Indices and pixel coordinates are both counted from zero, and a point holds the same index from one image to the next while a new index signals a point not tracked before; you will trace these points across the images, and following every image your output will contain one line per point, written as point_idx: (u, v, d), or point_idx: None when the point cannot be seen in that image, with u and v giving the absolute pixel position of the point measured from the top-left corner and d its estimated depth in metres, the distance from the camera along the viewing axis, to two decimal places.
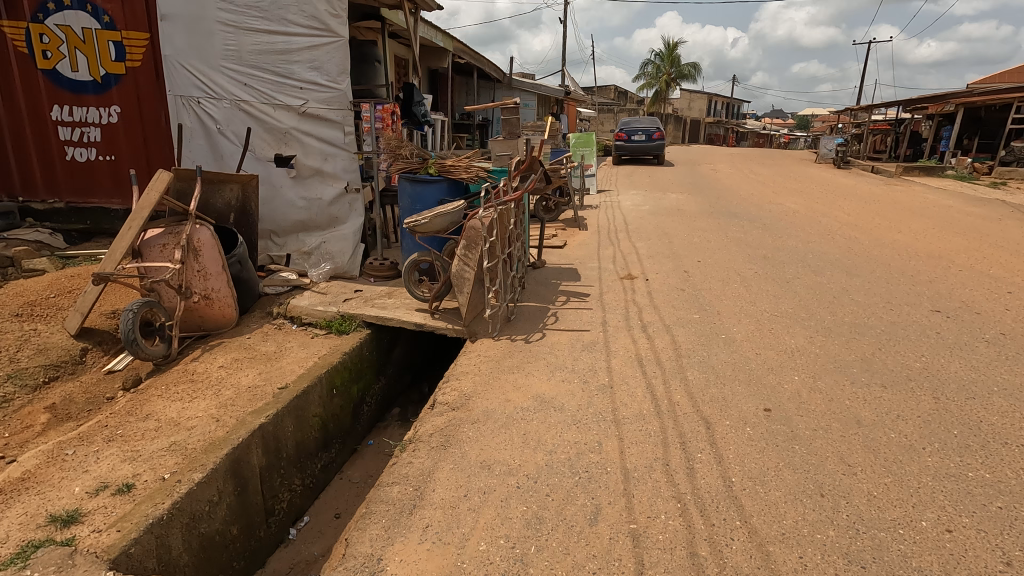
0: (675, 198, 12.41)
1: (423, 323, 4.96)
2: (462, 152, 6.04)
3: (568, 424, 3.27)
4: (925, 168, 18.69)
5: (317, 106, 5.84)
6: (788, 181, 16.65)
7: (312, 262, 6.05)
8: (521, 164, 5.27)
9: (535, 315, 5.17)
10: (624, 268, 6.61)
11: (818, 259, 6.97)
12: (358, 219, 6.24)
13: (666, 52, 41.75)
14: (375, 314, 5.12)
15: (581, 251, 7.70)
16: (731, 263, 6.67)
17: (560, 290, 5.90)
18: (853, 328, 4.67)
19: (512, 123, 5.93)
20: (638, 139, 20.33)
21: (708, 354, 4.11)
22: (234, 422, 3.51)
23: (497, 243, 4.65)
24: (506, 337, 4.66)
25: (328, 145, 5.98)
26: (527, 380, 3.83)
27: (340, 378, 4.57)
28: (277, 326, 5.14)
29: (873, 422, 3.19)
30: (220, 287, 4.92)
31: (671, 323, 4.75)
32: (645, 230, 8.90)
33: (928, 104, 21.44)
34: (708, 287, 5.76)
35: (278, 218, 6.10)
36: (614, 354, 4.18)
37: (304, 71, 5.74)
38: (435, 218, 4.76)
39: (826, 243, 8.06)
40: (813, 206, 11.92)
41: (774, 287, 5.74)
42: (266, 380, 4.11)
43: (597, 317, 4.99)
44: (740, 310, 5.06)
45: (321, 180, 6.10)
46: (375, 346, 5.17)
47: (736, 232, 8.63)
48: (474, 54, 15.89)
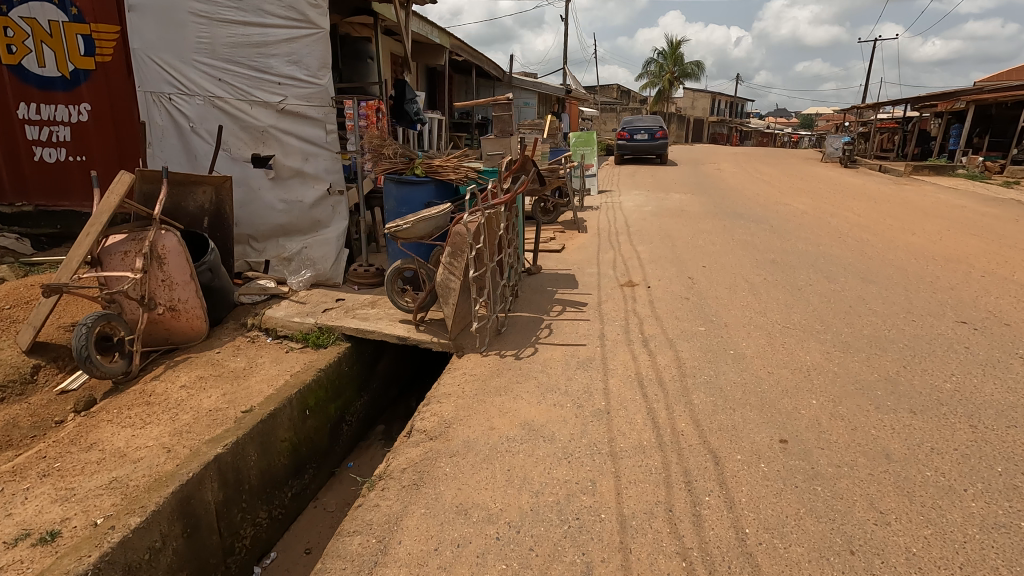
0: (679, 199, 12.03)
1: (406, 337, 4.60)
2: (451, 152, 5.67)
3: (559, 458, 2.90)
4: (935, 167, 18.24)
5: (297, 102, 5.49)
6: (795, 181, 16.22)
7: (293, 269, 5.69)
8: (513, 164, 4.90)
9: (529, 327, 4.79)
10: (625, 274, 6.23)
11: (831, 264, 6.58)
12: (342, 223, 5.89)
13: (670, 50, 41.31)
14: (355, 326, 4.75)
15: (580, 255, 7.32)
16: (738, 269, 6.28)
17: (556, 298, 5.52)
18: (873, 342, 4.29)
19: (504, 120, 5.55)
20: (640, 138, 19.93)
21: (716, 374, 3.73)
22: (186, 453, 3.16)
23: (484, 250, 4.28)
24: (495, 352, 4.29)
25: (309, 144, 5.63)
26: (515, 403, 3.46)
27: (315, 397, 4.20)
28: (250, 339, 4.78)
29: (905, 457, 2.82)
30: (188, 298, 4.57)
31: (674, 337, 4.38)
32: (647, 232, 8.51)
33: (937, 102, 20.97)
34: (715, 295, 5.38)
35: (256, 222, 5.73)
36: (612, 373, 3.81)
37: (282, 65, 5.39)
38: (418, 222, 4.39)
39: (837, 246, 7.67)
40: (822, 207, 11.51)
41: (785, 295, 5.36)
42: (229, 402, 3.75)
43: (594, 329, 4.62)
44: (749, 321, 4.68)
45: (302, 181, 5.73)
46: (356, 360, 4.80)
47: (743, 235, 8.24)
48: (472, 51, 15.52)
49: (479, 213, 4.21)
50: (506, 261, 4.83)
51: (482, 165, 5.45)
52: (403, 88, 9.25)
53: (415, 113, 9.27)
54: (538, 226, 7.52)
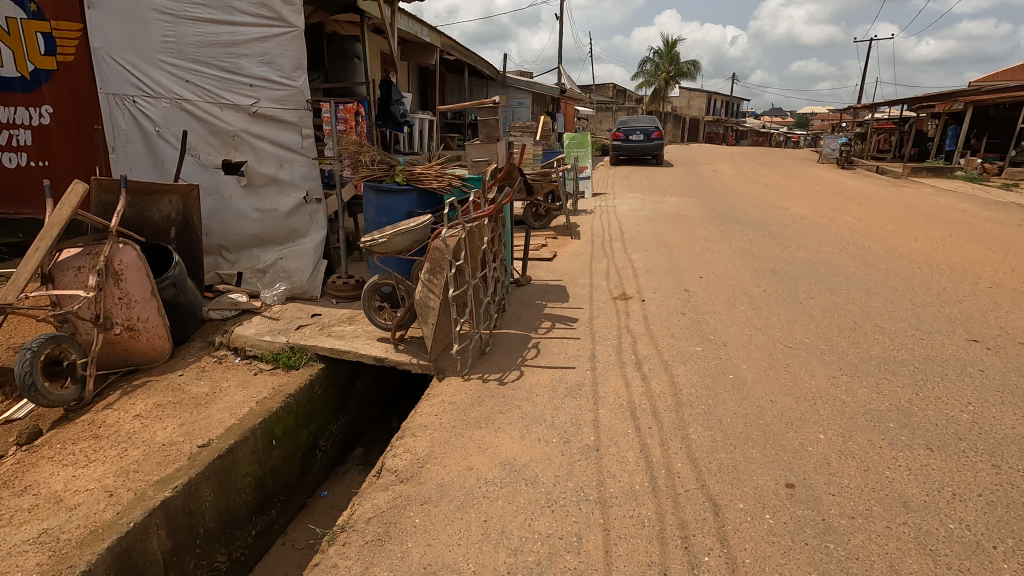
0: (675, 202, 11.76)
1: (383, 357, 4.30)
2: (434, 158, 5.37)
3: (542, 507, 2.61)
4: (933, 168, 18.04)
5: (270, 105, 5.19)
6: (792, 183, 15.98)
7: (267, 281, 5.39)
8: (498, 173, 4.61)
9: (515, 347, 4.51)
10: (619, 286, 5.95)
11: (833, 275, 6.31)
12: (320, 233, 5.59)
13: (665, 49, 41.05)
14: (329, 346, 4.45)
15: (572, 264, 7.03)
16: (736, 280, 6.01)
17: (546, 313, 5.23)
18: (881, 364, 4.02)
19: (490, 125, 5.22)
20: (636, 139, 19.66)
21: (714, 403, 3.45)
22: (130, 498, 2.85)
23: (466, 266, 3.98)
24: (477, 375, 4.00)
25: (284, 150, 5.33)
26: (496, 438, 3.17)
27: (283, 425, 3.88)
28: (217, 360, 4.47)
29: (925, 505, 2.54)
30: (148, 316, 4.26)
31: (670, 358, 4.09)
32: (642, 239, 8.23)
33: (935, 103, 20.77)
34: (712, 310, 5.10)
35: (228, 232, 5.42)
36: (603, 402, 3.52)
37: (254, 65, 5.09)
38: (396, 235, 4.09)
39: (838, 254, 7.41)
40: (820, 211, 11.25)
41: (785, 311, 5.09)
42: (186, 434, 3.44)
43: (585, 349, 4.33)
44: (749, 340, 4.40)
45: (277, 189, 5.43)
46: (332, 381, 4.51)
47: (740, 242, 7.96)
48: (464, 50, 15.21)
49: (458, 229, 3.87)
50: (491, 275, 4.53)
51: (467, 173, 5.14)
52: (390, 89, 8.95)
53: (402, 115, 8.97)
54: (528, 233, 7.23)
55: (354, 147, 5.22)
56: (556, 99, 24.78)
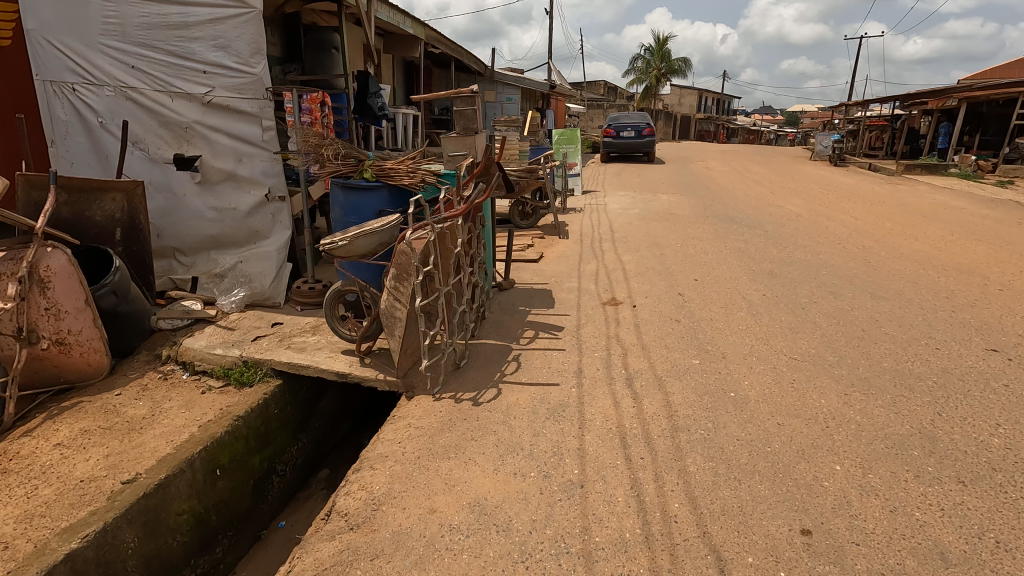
0: (667, 200, 11.40)
1: (347, 373, 3.88)
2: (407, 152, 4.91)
3: (515, 562, 2.20)
4: (927, 166, 17.81)
5: (226, 94, 4.73)
6: (786, 181, 15.68)
7: (224, 287, 4.94)
8: (475, 168, 4.16)
9: (493, 359, 4.09)
10: (608, 289, 5.55)
11: (835, 277, 5.95)
12: (284, 234, 5.14)
13: (656, 46, 40.76)
14: (287, 360, 4.01)
15: (558, 267, 6.62)
16: (734, 284, 5.63)
17: (529, 321, 4.82)
18: (897, 378, 3.64)
19: (467, 116, 4.77)
20: (627, 135, 19.29)
21: (715, 427, 3.05)
22: (28, 552, 2.41)
23: (436, 273, 3.54)
24: (450, 393, 3.58)
25: (243, 143, 4.88)
26: (466, 472, 2.76)
27: (231, 452, 3.44)
28: (162, 376, 4.02)
29: (966, 558, 2.15)
30: (81, 328, 3.80)
31: (664, 373, 3.70)
32: (633, 239, 7.84)
33: (928, 99, 20.57)
34: (708, 317, 4.71)
35: (182, 233, 4.96)
36: (590, 426, 3.12)
37: (208, 50, 4.63)
38: (358, 238, 3.64)
39: (838, 255, 7.05)
40: (816, 209, 10.92)
41: (788, 318, 4.71)
42: (110, 467, 3.00)
43: (570, 363, 3.92)
44: (750, 352, 4.01)
45: (235, 186, 4.98)
46: (291, 398, 4.08)
47: (736, 242, 7.60)
48: (450, 43, 14.76)
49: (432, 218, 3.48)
50: (466, 281, 4.11)
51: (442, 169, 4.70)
52: (367, 80, 8.49)
53: (380, 108, 8.52)
54: (513, 233, 6.78)
55: (320, 140, 4.77)
56: (546, 95, 24.35)
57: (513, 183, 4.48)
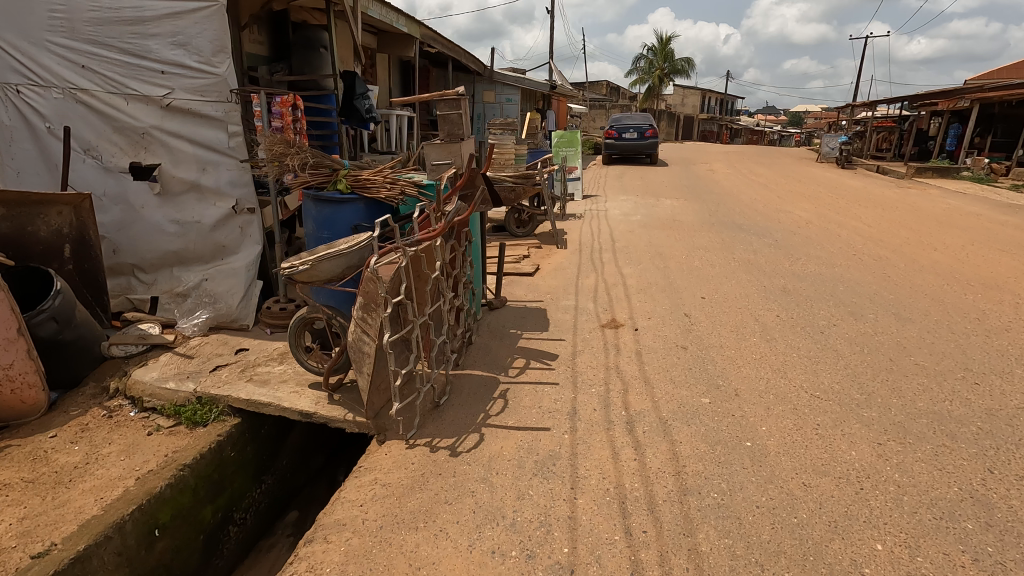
0: (670, 205, 10.97)
1: (312, 413, 3.44)
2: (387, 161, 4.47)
3: None
4: (938, 168, 17.33)
5: (188, 97, 4.31)
6: (793, 185, 15.22)
7: (187, 307, 4.51)
8: (458, 181, 3.71)
9: (477, 395, 3.65)
10: (608, 309, 5.12)
11: (853, 296, 5.51)
12: (253, 249, 4.72)
13: (659, 46, 40.32)
14: (246, 396, 3.58)
15: (555, 281, 6.18)
16: (744, 303, 5.19)
17: (519, 346, 4.38)
18: (936, 423, 3.20)
19: (451, 121, 4.29)
20: (630, 137, 18.84)
21: (730, 489, 2.61)
22: None
23: (409, 303, 3.10)
24: (426, 439, 3.14)
25: (207, 150, 4.46)
26: (436, 550, 2.33)
27: (174, 507, 3.01)
28: (107, 414, 3.59)
29: None
30: (13, 362, 3.36)
31: (670, 415, 3.27)
32: (635, 249, 7.39)
33: (938, 100, 20.09)
34: (718, 344, 4.28)
35: (140, 249, 4.52)
36: (584, 485, 2.68)
37: (166, 48, 4.20)
38: (321, 261, 3.19)
39: (855, 268, 6.60)
40: (827, 216, 10.47)
41: (805, 346, 4.27)
42: (23, 536, 2.56)
43: (564, 400, 3.48)
44: (766, 389, 3.57)
45: (199, 197, 4.55)
46: (251, 438, 3.65)
47: (745, 253, 7.16)
48: (447, 42, 14.30)
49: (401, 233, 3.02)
50: (447, 307, 3.66)
51: (424, 179, 4.25)
52: (353, 81, 8.07)
53: (366, 110, 8.10)
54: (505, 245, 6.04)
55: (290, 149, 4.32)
56: (547, 95, 23.88)
57: (500, 197, 4.03)
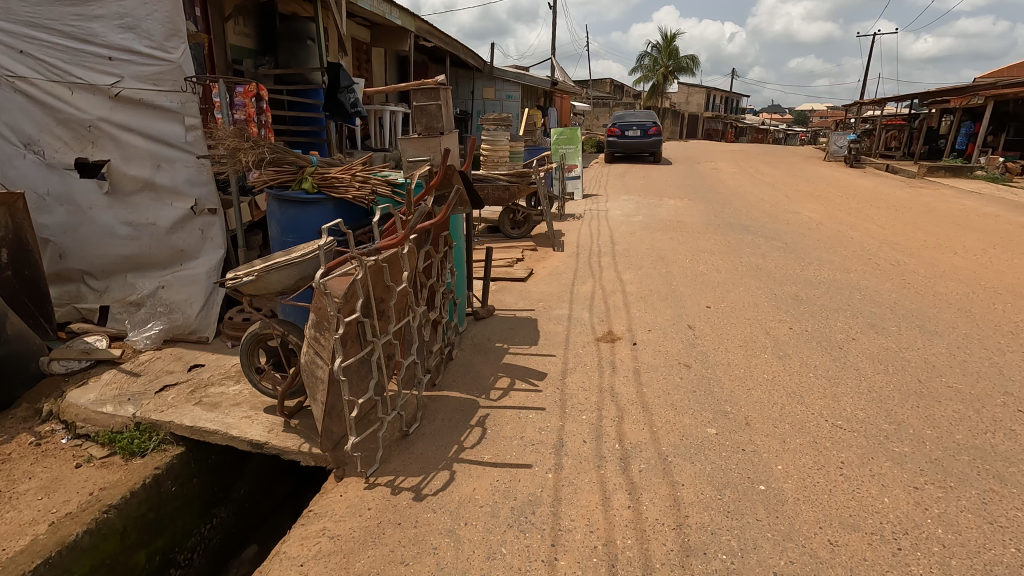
0: (674, 205, 10.54)
1: (263, 444, 3.03)
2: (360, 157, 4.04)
3: None
4: (951, 167, 16.82)
5: (138, 86, 3.91)
6: (801, 184, 14.76)
7: (140, 318, 4.10)
8: (432, 180, 3.27)
9: (452, 421, 3.22)
10: (605, 320, 4.69)
11: (871, 306, 5.07)
12: (214, 254, 4.30)
13: (664, 43, 39.82)
14: (190, 422, 3.17)
15: (548, 287, 5.75)
16: (753, 314, 4.77)
17: (504, 362, 3.95)
18: (978, 461, 2.77)
19: (430, 113, 3.85)
20: (633, 135, 18.39)
21: (741, 549, 2.19)
22: None
23: (368, 322, 2.68)
24: (388, 478, 2.73)
25: (162, 145, 4.05)
26: None
27: (96, 557, 2.60)
28: (36, 441, 3.18)
29: None
30: None
31: (671, 449, 2.84)
32: (636, 253, 6.96)
33: (950, 97, 19.55)
34: (725, 361, 3.85)
35: (89, 253, 4.10)
36: (568, 541, 2.26)
37: (113, 31, 3.80)
38: (270, 271, 2.77)
39: (871, 274, 6.16)
40: (837, 217, 10.02)
41: (822, 364, 3.84)
42: None
43: (550, 430, 3.05)
44: (781, 417, 3.14)
45: (154, 197, 4.14)
46: (198, 468, 3.24)
47: (752, 257, 6.73)
48: (444, 36, 13.86)
49: (376, 223, 2.66)
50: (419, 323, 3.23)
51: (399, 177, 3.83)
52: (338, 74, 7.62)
53: (352, 105, 7.63)
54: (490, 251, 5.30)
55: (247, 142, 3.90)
56: (549, 92, 23.43)
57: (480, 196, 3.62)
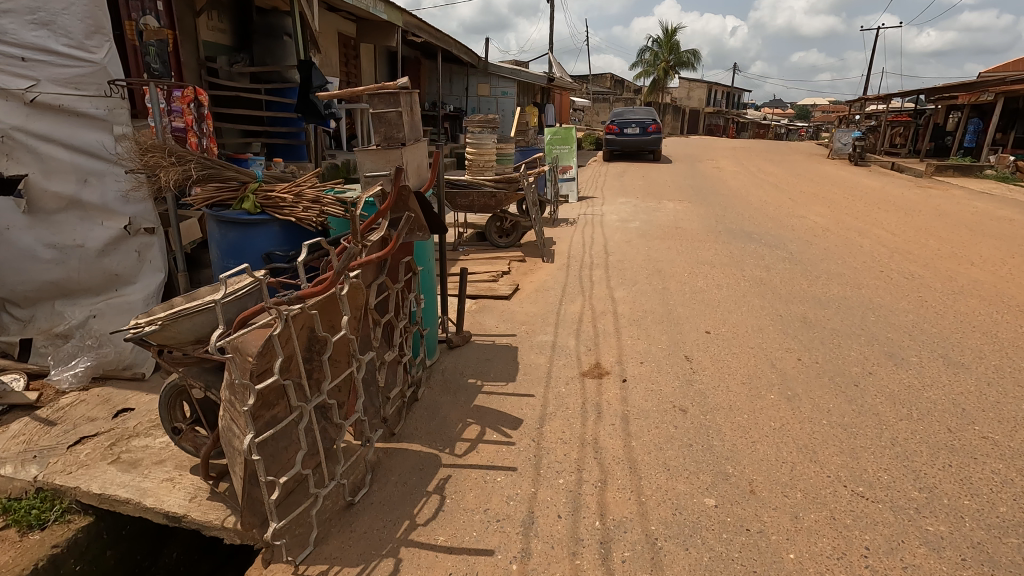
0: (672, 209, 10.07)
1: (182, 517, 2.56)
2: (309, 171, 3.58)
3: None
4: (960, 166, 16.31)
5: (59, 90, 3.46)
6: (805, 184, 14.28)
7: (67, 352, 3.63)
8: (383, 206, 2.76)
9: (408, 485, 2.75)
10: (592, 348, 4.23)
11: (887, 330, 4.59)
12: (155, 277, 3.89)
13: (665, 37, 39.25)
14: (100, 488, 2.69)
15: (534, 306, 5.27)
16: (756, 341, 4.31)
17: (475, 405, 3.47)
18: None
19: (389, 122, 3.38)
20: (632, 132, 17.88)
21: None
22: None
23: (293, 385, 2.22)
24: (321, 568, 2.26)
25: (89, 158, 3.62)
26: None
27: None
28: None
29: None
30: None
31: (662, 530, 2.38)
32: (631, 264, 6.48)
33: (958, 93, 19.02)
34: (726, 403, 3.39)
35: (6, 281, 3.57)
36: None
37: (25, 28, 3.32)
38: (180, 319, 2.33)
39: (884, 290, 5.69)
40: (844, 221, 9.54)
41: (837, 407, 3.37)
42: None
43: (519, 500, 2.59)
44: (792, 482, 2.67)
45: (82, 215, 3.68)
46: (111, 539, 2.78)
47: (755, 270, 6.27)
48: (434, 31, 13.31)
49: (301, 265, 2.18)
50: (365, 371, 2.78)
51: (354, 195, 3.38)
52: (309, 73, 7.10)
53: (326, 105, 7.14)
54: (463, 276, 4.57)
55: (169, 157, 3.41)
56: (547, 88, 22.88)
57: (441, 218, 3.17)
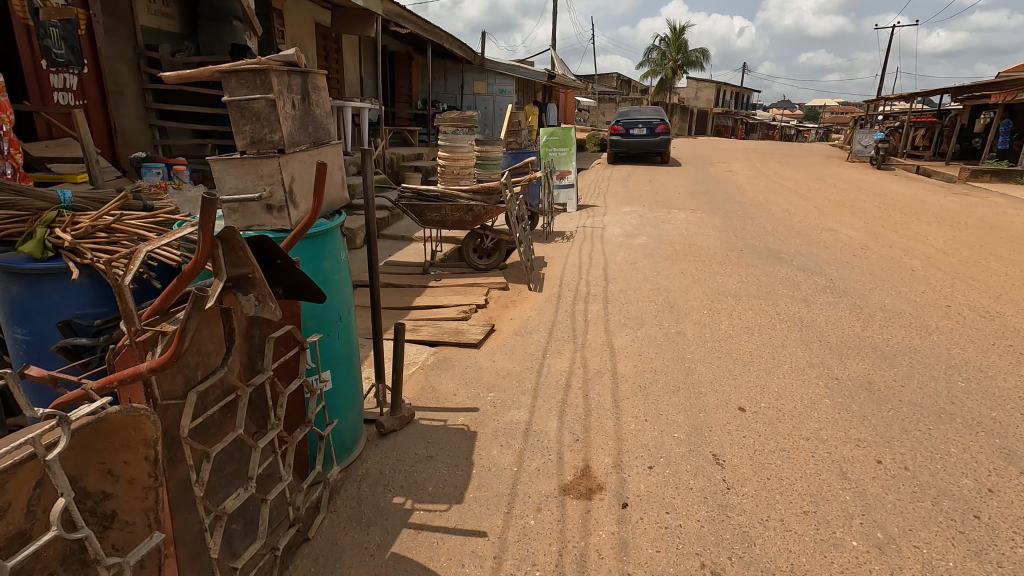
0: (684, 221, 8.86)
1: None
2: (136, 205, 2.46)
3: None
4: (998, 171, 14.95)
5: None
6: (829, 191, 13.01)
7: None
8: (185, 269, 1.52)
9: None
10: (581, 437, 3.02)
11: (988, 406, 3.36)
12: None
13: (673, 36, 38.03)
14: None
15: (509, 359, 4.04)
16: (809, 426, 3.09)
17: (392, 555, 2.25)
18: None
19: (256, 114, 2.17)
20: (638, 133, 16.62)
21: None
22: None
23: None
24: None
25: None
26: None
27: None
28: None
29: None
30: None
31: None
32: (636, 296, 5.27)
33: (991, 93, 17.65)
34: (784, 557, 2.17)
35: None
36: None
37: None
38: None
39: (961, 337, 4.45)
40: (883, 236, 8.29)
41: (962, 570, 2.13)
42: None
43: None
44: None
45: None
46: None
47: (791, 306, 5.05)
48: (419, 21, 12.12)
49: None
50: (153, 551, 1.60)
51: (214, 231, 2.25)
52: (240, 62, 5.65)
53: None
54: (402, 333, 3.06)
55: None
56: (548, 85, 21.61)
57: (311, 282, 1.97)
